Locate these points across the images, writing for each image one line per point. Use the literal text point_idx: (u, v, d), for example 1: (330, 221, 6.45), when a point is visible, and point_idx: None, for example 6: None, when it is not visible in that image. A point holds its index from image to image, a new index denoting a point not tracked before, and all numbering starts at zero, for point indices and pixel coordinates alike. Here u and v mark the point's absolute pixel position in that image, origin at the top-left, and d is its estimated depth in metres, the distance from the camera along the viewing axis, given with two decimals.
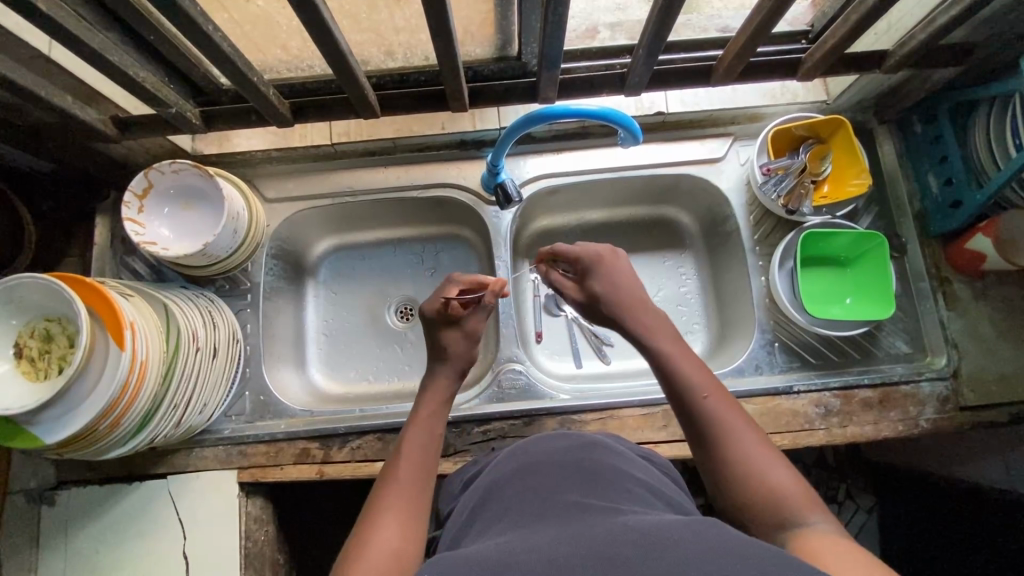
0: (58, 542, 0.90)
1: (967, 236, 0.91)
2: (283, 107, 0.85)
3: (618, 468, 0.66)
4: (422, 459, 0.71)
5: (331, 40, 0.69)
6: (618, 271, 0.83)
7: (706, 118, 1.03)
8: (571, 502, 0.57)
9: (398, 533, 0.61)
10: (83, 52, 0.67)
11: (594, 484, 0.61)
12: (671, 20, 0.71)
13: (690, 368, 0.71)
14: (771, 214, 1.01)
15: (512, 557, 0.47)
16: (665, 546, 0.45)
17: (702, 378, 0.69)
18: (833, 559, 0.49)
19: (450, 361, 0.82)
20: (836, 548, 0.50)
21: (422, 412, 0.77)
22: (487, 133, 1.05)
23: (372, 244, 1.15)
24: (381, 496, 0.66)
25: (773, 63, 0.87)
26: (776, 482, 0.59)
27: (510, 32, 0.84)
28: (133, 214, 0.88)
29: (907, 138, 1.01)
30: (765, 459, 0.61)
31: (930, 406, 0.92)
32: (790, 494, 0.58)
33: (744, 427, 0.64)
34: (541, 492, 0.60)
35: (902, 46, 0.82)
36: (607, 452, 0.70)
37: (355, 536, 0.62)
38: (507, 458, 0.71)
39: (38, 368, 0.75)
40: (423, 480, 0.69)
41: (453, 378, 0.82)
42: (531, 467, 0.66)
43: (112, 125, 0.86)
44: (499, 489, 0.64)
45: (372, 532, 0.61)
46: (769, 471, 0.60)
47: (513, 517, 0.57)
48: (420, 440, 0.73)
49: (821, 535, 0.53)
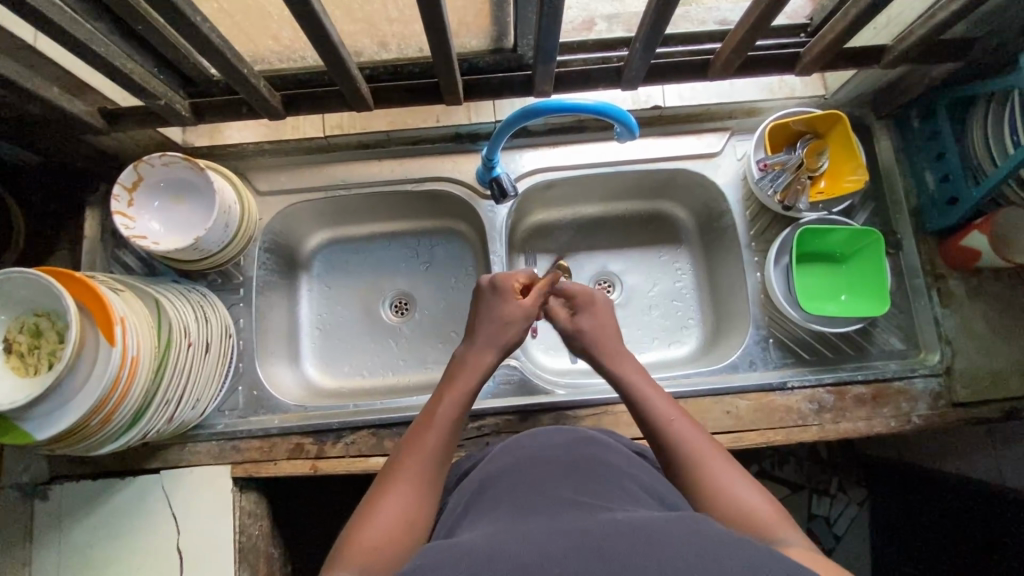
0: (50, 536, 0.90)
1: (963, 233, 0.91)
2: (275, 100, 0.84)
3: (615, 465, 0.66)
4: (449, 434, 0.69)
5: (323, 31, 0.68)
6: (605, 317, 0.84)
7: (704, 112, 1.02)
8: (571, 496, 0.57)
9: (409, 508, 0.61)
10: (68, 42, 0.66)
11: (600, 482, 0.61)
12: (668, 14, 0.70)
13: (656, 397, 0.71)
14: (767, 209, 1.00)
15: (503, 548, 0.47)
16: (654, 541, 0.45)
17: (665, 405, 0.70)
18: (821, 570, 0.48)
19: (504, 337, 0.79)
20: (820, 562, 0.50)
21: (460, 382, 0.74)
22: (483, 127, 1.03)
23: (366, 237, 1.14)
24: (401, 464, 0.65)
25: (772, 57, 0.86)
26: (748, 497, 0.59)
27: (506, 22, 0.82)
28: (122, 207, 0.86)
29: (905, 133, 1.00)
30: (737, 482, 0.60)
31: (923, 402, 0.92)
32: (764, 512, 0.57)
33: (712, 451, 0.64)
34: (535, 487, 0.60)
35: (902, 41, 0.82)
36: (599, 449, 0.70)
37: (366, 500, 0.63)
38: (503, 452, 0.71)
39: (27, 363, 0.74)
40: (444, 457, 0.67)
41: (497, 357, 0.79)
42: (522, 464, 0.66)
43: (100, 116, 0.84)
44: (494, 483, 0.64)
45: (385, 500, 0.61)
46: (741, 490, 0.59)
47: (503, 508, 0.57)
48: (450, 413, 0.71)
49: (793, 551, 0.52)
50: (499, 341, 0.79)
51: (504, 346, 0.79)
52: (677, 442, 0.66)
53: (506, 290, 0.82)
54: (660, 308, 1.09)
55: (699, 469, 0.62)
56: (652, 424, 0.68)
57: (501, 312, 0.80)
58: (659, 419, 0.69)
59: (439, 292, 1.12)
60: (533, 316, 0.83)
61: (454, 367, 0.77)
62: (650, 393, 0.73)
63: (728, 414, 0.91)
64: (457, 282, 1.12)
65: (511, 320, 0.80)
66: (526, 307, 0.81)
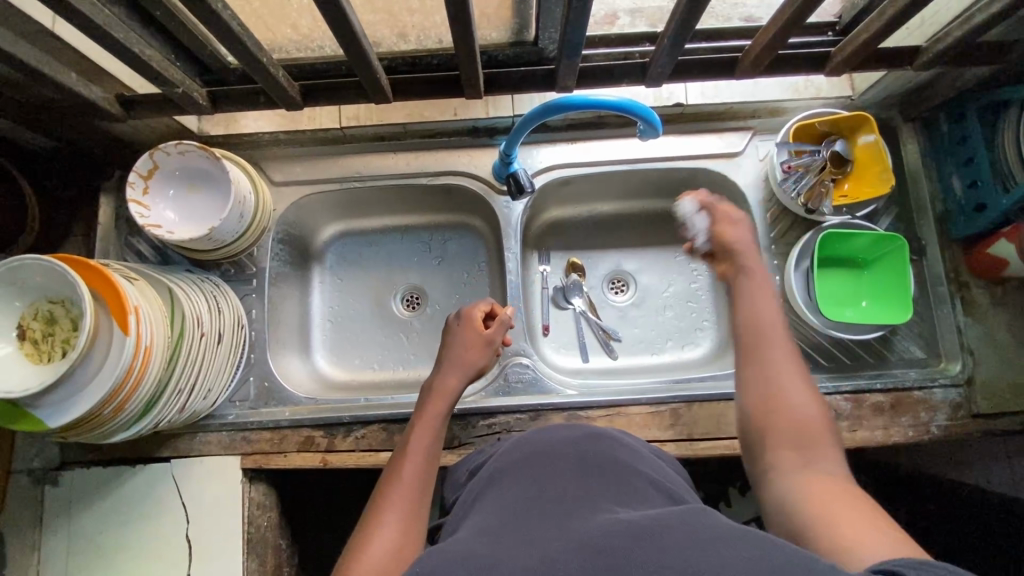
0: (61, 522, 0.90)
1: (990, 241, 0.89)
2: (293, 90, 0.83)
3: (626, 461, 0.65)
4: (426, 461, 0.70)
5: (344, 21, 0.67)
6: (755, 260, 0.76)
7: (726, 111, 1.00)
8: (576, 494, 0.56)
9: (398, 539, 0.61)
10: (87, 28, 0.65)
11: (602, 476, 0.60)
12: (699, 11, 0.68)
13: (766, 306, 0.71)
14: (788, 212, 0.98)
15: (501, 552, 0.47)
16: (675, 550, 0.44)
17: (770, 314, 0.70)
18: (847, 508, 0.52)
19: (465, 364, 0.82)
20: (847, 497, 0.54)
21: (428, 410, 0.76)
22: (500, 121, 1.02)
23: (379, 230, 1.13)
24: (385, 494, 0.66)
25: (801, 57, 0.84)
26: (808, 419, 0.61)
27: (529, 14, 0.81)
28: (137, 195, 0.86)
29: (933, 137, 0.97)
30: (802, 397, 0.63)
31: (942, 412, 0.90)
32: (819, 430, 0.61)
33: (795, 371, 0.65)
34: (543, 483, 0.59)
35: (938, 42, 0.79)
36: (611, 445, 0.68)
37: (354, 540, 0.62)
38: (511, 449, 0.70)
39: (41, 350, 0.73)
40: (427, 481, 0.69)
41: (464, 380, 0.81)
42: (532, 458, 0.65)
43: (116, 103, 0.84)
44: (504, 477, 0.63)
45: (372, 537, 0.61)
46: (806, 409, 0.62)
47: (508, 501, 0.57)
48: (423, 441, 0.72)
49: (832, 483, 0.56)
50: (466, 365, 0.82)
51: (471, 371, 0.82)
52: (760, 348, 0.67)
53: (468, 317, 0.86)
54: (674, 309, 1.08)
55: (774, 383, 0.64)
56: (748, 319, 0.70)
57: (465, 339, 0.84)
58: (763, 327, 0.69)
59: (452, 287, 1.11)
60: (498, 342, 0.86)
61: (424, 394, 0.79)
62: (762, 299, 0.71)
63: None
64: (469, 277, 1.11)
65: (475, 346, 0.84)
66: (489, 334, 0.85)
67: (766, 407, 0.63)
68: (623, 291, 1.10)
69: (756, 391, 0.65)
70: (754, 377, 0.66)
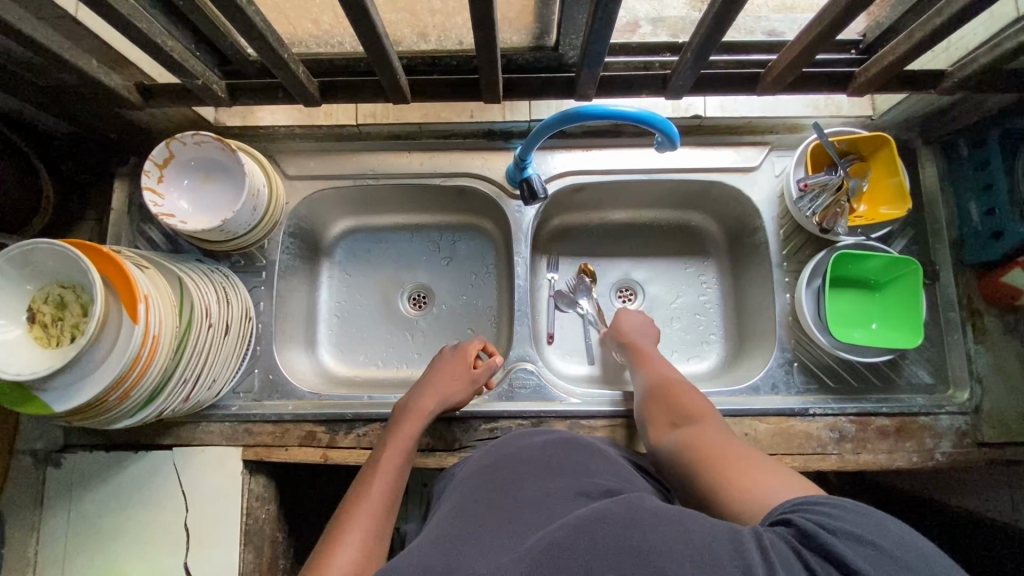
0: (62, 503, 0.91)
1: (1005, 269, 0.88)
2: (312, 86, 0.83)
3: (603, 470, 0.66)
4: (394, 483, 0.74)
5: (368, 21, 0.66)
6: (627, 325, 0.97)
7: (745, 125, 0.99)
8: (544, 496, 0.58)
9: (358, 560, 0.63)
10: (111, 17, 0.65)
11: (577, 479, 0.62)
12: (725, 25, 0.68)
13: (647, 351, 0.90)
14: (802, 229, 0.98)
15: (474, 554, 0.49)
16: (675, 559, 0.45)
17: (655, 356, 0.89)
18: (728, 460, 0.62)
19: (442, 395, 0.86)
20: (728, 449, 0.64)
21: (403, 431, 0.81)
22: (516, 125, 1.02)
23: (390, 227, 1.13)
24: (351, 513, 0.69)
25: (825, 75, 0.83)
26: (697, 409, 0.75)
27: (550, 20, 0.80)
28: (152, 184, 0.86)
29: (952, 161, 0.97)
30: (690, 396, 0.78)
31: (947, 439, 0.90)
32: (703, 415, 0.74)
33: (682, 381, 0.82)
34: (517, 486, 0.61)
35: (964, 67, 0.79)
36: (592, 453, 0.70)
37: (319, 551, 0.65)
38: (483, 455, 0.72)
39: (50, 334, 0.73)
40: (392, 504, 0.72)
41: (440, 410, 0.85)
42: (509, 461, 0.67)
43: (136, 92, 0.84)
44: (493, 480, 0.64)
45: (334, 553, 0.63)
46: (692, 403, 0.76)
47: (485, 501, 0.59)
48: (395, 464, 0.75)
49: (719, 442, 0.66)
50: (447, 395, 0.86)
51: (449, 402, 0.86)
52: (653, 367, 0.86)
53: (454, 353, 0.91)
54: (682, 321, 1.08)
55: (664, 394, 0.80)
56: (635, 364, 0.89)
57: (450, 370, 0.88)
58: (652, 361, 0.87)
59: (459, 288, 1.11)
60: (482, 382, 0.90)
61: (400, 415, 0.83)
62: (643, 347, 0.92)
63: (746, 436, 0.89)
64: (477, 279, 1.11)
65: (459, 378, 0.88)
66: (475, 373, 0.89)
67: (662, 415, 0.78)
68: (631, 299, 1.09)
69: (652, 399, 0.81)
70: (650, 396, 0.81)
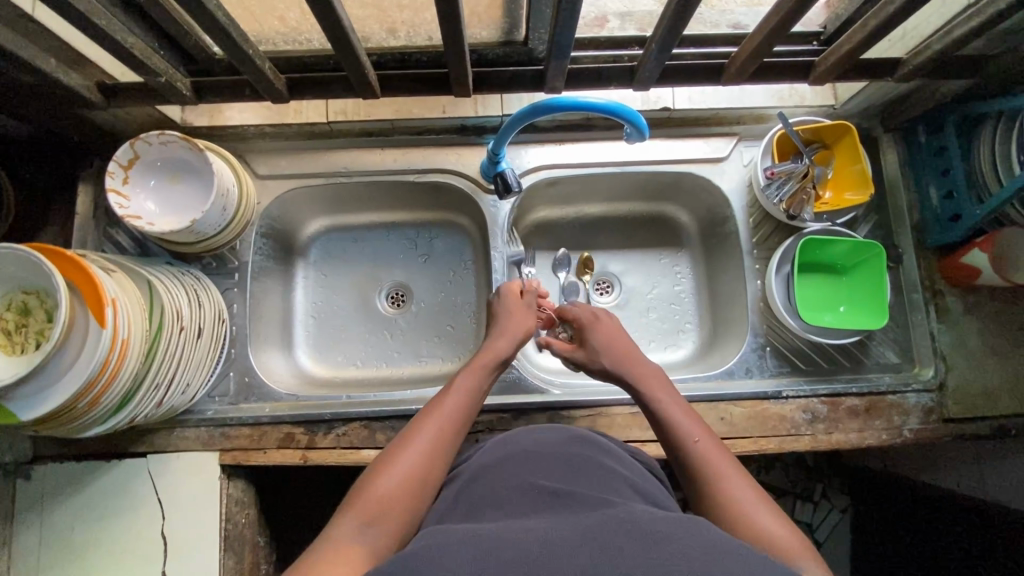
0: (33, 517, 0.88)
1: (964, 250, 0.91)
2: (279, 83, 0.82)
3: (594, 458, 0.66)
4: (463, 408, 0.72)
5: (333, 16, 0.66)
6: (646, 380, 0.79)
7: (712, 116, 1.02)
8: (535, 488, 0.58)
9: (422, 464, 0.64)
10: (67, 13, 0.63)
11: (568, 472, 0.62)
12: (687, 15, 0.69)
13: (685, 420, 0.72)
14: (771, 217, 1.00)
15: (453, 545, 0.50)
16: (657, 539, 0.46)
17: (699, 431, 0.70)
18: None
19: (508, 333, 0.84)
20: None
21: (474, 362, 0.79)
22: (490, 120, 1.02)
23: (365, 226, 1.13)
24: (417, 427, 0.68)
25: (787, 63, 0.85)
26: (776, 535, 0.58)
27: (518, 14, 0.81)
28: (117, 185, 0.84)
29: (912, 148, 1.00)
30: (756, 505, 0.61)
31: (915, 416, 0.93)
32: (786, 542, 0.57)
33: (739, 475, 0.65)
34: (503, 482, 0.61)
35: (918, 55, 0.81)
36: (590, 445, 0.70)
37: (379, 460, 0.65)
38: (494, 444, 0.70)
39: (14, 342, 0.71)
40: (458, 427, 0.70)
41: (511, 347, 0.83)
42: (495, 456, 0.67)
43: (97, 91, 0.82)
44: (481, 477, 0.64)
45: (395, 462, 0.64)
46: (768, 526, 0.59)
47: (477, 505, 0.59)
48: (466, 389, 0.74)
49: None
50: (515, 332, 0.84)
51: (518, 337, 0.84)
52: (701, 451, 0.68)
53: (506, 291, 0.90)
54: (658, 310, 1.09)
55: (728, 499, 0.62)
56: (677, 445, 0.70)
57: (511, 308, 0.87)
58: (702, 446, 0.68)
59: (437, 285, 1.11)
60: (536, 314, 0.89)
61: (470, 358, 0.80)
62: (679, 415, 0.73)
63: (722, 420, 0.91)
64: (454, 276, 1.11)
65: (521, 315, 0.87)
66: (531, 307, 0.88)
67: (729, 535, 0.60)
68: (608, 291, 1.10)
69: (710, 508, 0.63)
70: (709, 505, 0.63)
